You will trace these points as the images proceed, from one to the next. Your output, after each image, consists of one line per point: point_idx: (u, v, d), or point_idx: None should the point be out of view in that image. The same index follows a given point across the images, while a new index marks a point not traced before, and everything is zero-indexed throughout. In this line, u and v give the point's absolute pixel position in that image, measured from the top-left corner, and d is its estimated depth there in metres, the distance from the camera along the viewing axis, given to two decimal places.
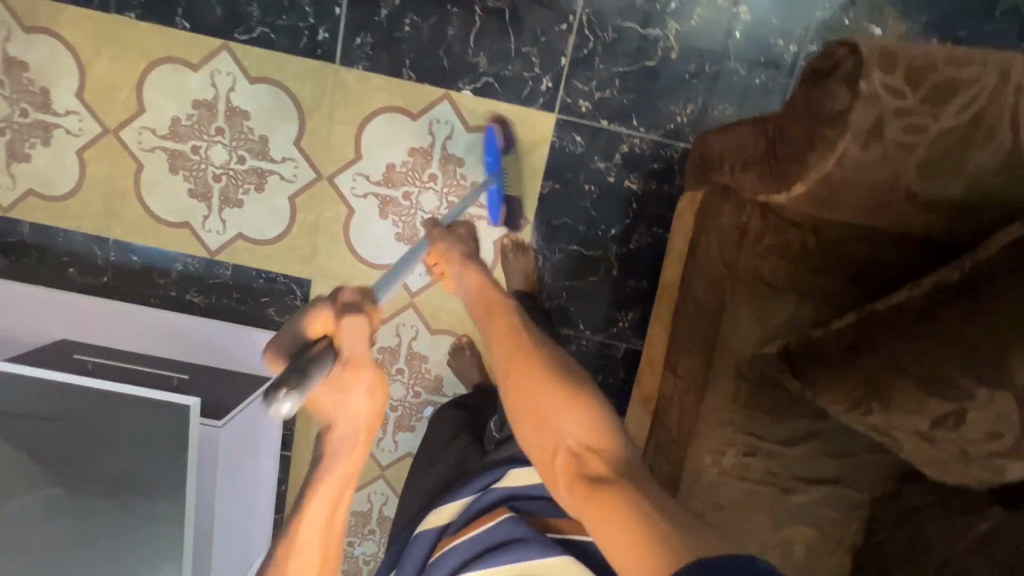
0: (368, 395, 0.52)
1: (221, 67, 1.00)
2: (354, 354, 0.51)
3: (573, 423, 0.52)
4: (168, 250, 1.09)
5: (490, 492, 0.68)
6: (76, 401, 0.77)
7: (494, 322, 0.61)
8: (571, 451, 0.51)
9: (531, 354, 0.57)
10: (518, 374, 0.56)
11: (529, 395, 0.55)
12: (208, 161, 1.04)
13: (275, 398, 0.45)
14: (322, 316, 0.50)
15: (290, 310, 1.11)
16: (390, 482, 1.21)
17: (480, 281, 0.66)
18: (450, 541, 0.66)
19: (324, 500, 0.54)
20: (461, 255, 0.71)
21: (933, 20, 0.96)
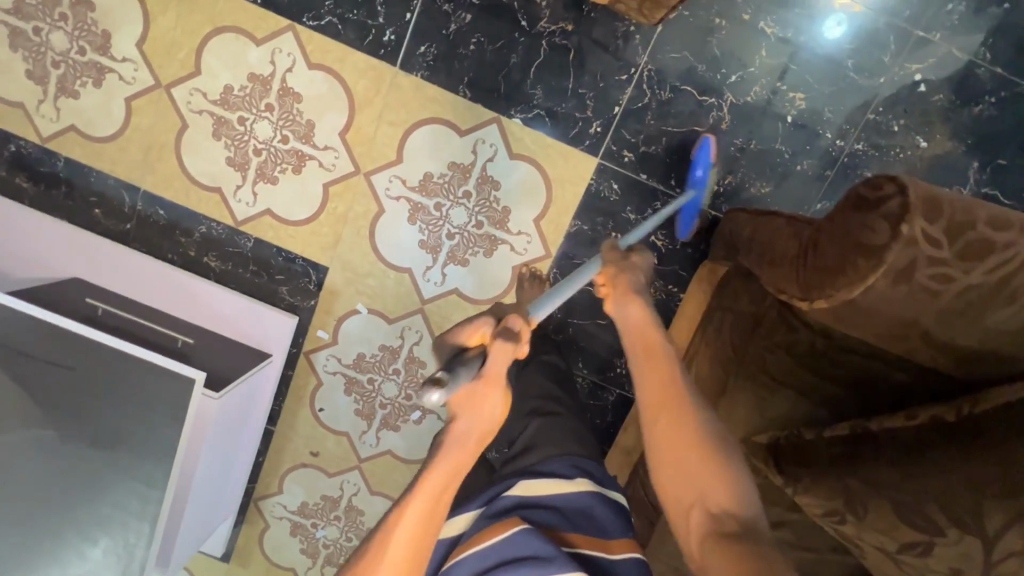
0: (499, 404, 0.53)
1: (283, 47, 1.01)
2: (492, 371, 0.53)
3: (714, 483, 0.56)
4: (195, 211, 1.10)
5: (502, 501, 0.62)
6: (86, 352, 0.80)
7: (650, 366, 0.63)
8: (707, 511, 0.55)
9: (683, 409, 0.60)
10: (667, 423, 0.59)
11: (671, 443, 0.59)
12: (252, 134, 1.05)
13: (431, 387, 0.48)
14: (483, 326, 0.57)
15: (302, 292, 1.13)
16: (364, 474, 1.23)
17: (643, 317, 0.66)
18: (461, 552, 0.59)
19: (418, 510, 0.50)
20: (629, 283, 0.69)
21: (978, 143, 0.98)
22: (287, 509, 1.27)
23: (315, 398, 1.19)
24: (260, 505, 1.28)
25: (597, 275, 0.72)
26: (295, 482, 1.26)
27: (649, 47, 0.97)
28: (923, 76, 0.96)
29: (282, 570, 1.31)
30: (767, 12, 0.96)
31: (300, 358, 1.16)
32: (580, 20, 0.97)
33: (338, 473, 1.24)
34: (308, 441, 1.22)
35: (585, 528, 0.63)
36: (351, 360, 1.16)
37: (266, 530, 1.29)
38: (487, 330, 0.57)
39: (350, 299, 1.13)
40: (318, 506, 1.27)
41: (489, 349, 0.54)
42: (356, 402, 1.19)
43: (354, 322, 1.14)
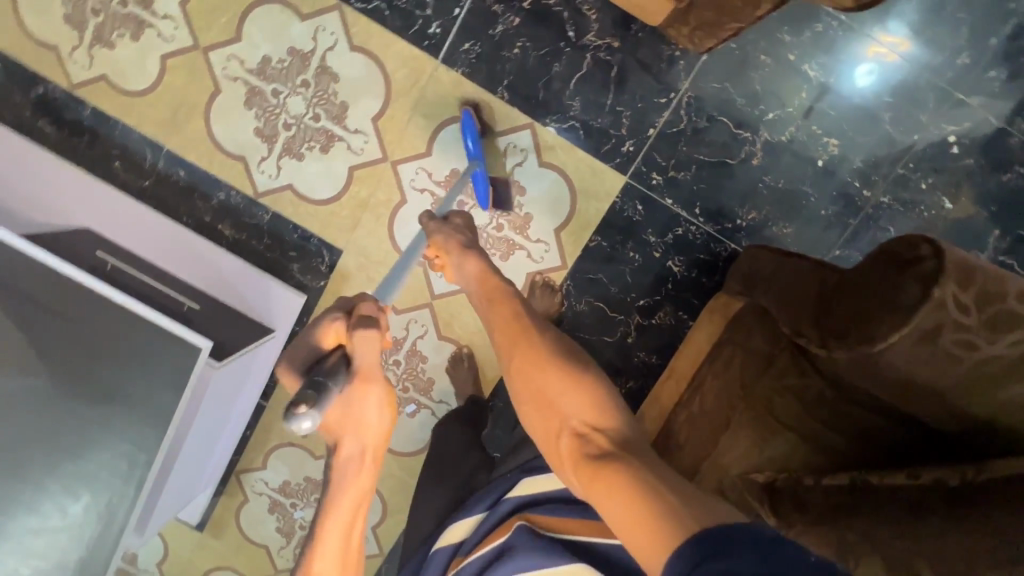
0: (376, 406, 0.53)
1: (328, 25, 1.01)
2: (364, 364, 0.53)
3: (574, 400, 0.52)
4: (216, 177, 1.09)
5: (502, 505, 0.66)
6: (96, 307, 0.80)
7: (497, 311, 0.63)
8: (576, 432, 0.51)
9: (524, 334, 0.58)
10: (523, 355, 0.56)
11: (523, 372, 0.56)
12: (284, 108, 1.04)
13: (293, 414, 0.46)
14: (335, 324, 0.54)
15: (313, 272, 1.12)
16: None
17: (482, 268, 0.71)
18: (469, 554, 0.66)
19: (340, 519, 0.53)
20: (459, 243, 0.77)
21: (1002, 211, 0.98)
22: (268, 486, 1.27)
23: None
24: (242, 478, 1.27)
25: (432, 249, 0.80)
26: (280, 460, 1.25)
27: (692, 74, 0.98)
28: (956, 139, 0.97)
29: (255, 547, 1.30)
30: (813, 55, 0.96)
31: (302, 337, 1.16)
32: (627, 39, 0.97)
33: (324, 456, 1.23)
34: None
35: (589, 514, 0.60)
36: None
37: (244, 504, 1.28)
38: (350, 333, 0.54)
39: (360, 285, 1.12)
40: (300, 487, 1.26)
41: (351, 348, 0.53)
42: None
43: None
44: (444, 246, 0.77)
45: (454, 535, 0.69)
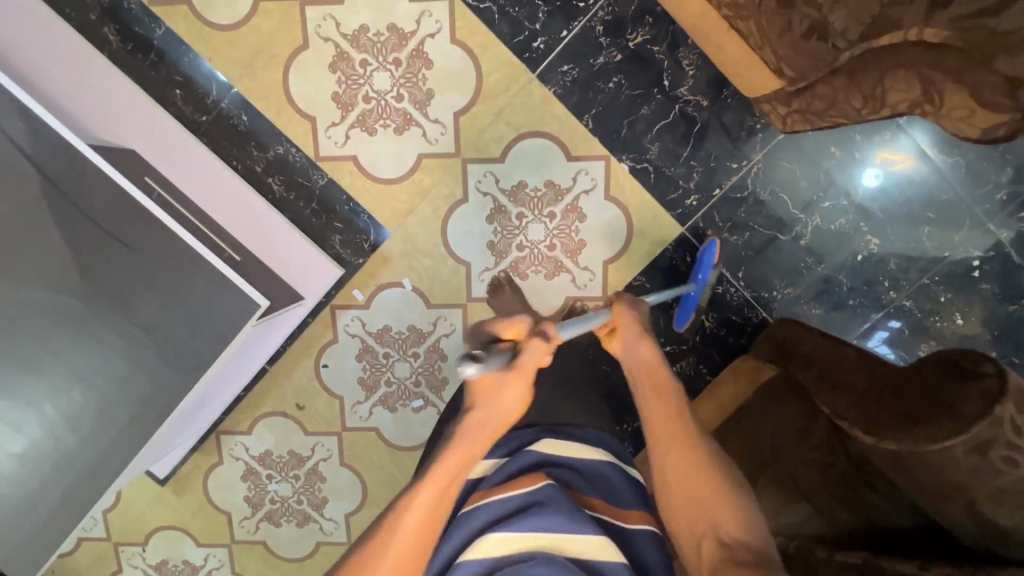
0: (517, 396, 0.64)
1: (434, 12, 1.00)
2: (522, 365, 0.62)
3: (721, 509, 0.64)
4: (280, 130, 1.06)
5: (526, 455, 0.69)
6: (155, 239, 0.76)
7: (656, 402, 0.72)
8: (720, 540, 0.62)
9: (687, 435, 0.69)
10: (677, 454, 0.68)
11: (680, 471, 0.67)
12: (369, 81, 1.03)
13: (468, 363, 0.54)
14: (519, 325, 0.64)
15: (354, 247, 1.10)
16: (342, 443, 1.19)
17: (654, 357, 0.75)
18: (481, 499, 0.66)
19: (432, 489, 0.60)
20: (639, 324, 0.77)
21: (1003, 337, 1.07)
22: (248, 452, 1.21)
23: (323, 353, 1.15)
24: (222, 439, 1.21)
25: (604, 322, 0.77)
26: (267, 428, 1.20)
27: (766, 149, 1.03)
28: (979, 266, 1.06)
29: (217, 512, 1.24)
30: (876, 159, 1.03)
31: (325, 309, 1.13)
32: (716, 101, 1.01)
33: (315, 434, 1.20)
34: (298, 392, 1.18)
35: (604, 493, 0.69)
36: (375, 329, 1.13)
37: (216, 466, 1.22)
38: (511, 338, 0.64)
39: (399, 271, 1.11)
40: (281, 460, 1.21)
41: (522, 346, 0.62)
42: (363, 370, 1.16)
43: (393, 294, 1.12)
44: (620, 318, 0.76)
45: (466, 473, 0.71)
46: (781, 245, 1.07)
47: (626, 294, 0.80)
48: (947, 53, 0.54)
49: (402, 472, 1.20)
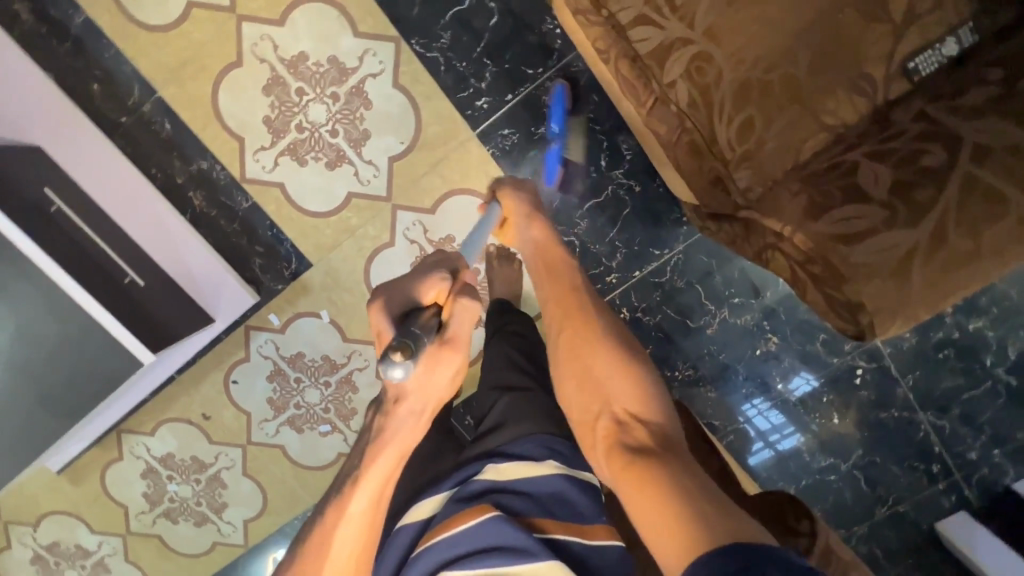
0: (449, 373, 0.59)
1: (378, 52, 0.97)
2: (454, 335, 0.60)
3: (622, 392, 0.65)
4: (206, 145, 1.02)
5: (473, 486, 0.66)
6: (35, 286, 0.74)
7: (551, 278, 0.76)
8: (617, 419, 0.63)
9: (585, 318, 0.71)
10: (569, 333, 0.70)
11: (558, 316, 0.72)
12: (303, 111, 1.00)
13: (392, 364, 0.51)
14: (443, 287, 0.63)
15: (274, 273, 1.09)
16: (246, 456, 1.22)
17: (542, 236, 0.78)
18: (432, 537, 0.63)
19: (372, 485, 0.61)
20: (529, 207, 0.80)
21: (869, 438, 1.18)
22: (150, 452, 1.23)
23: (233, 369, 1.16)
24: (124, 437, 1.22)
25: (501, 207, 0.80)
26: (170, 432, 1.22)
27: (689, 241, 1.07)
28: (862, 372, 1.15)
29: (113, 504, 1.26)
30: None
31: (240, 327, 1.13)
32: (647, 188, 1.03)
33: (219, 443, 1.22)
34: (205, 402, 1.19)
35: (561, 515, 0.65)
36: (289, 354, 1.15)
37: (116, 461, 1.24)
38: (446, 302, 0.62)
39: (317, 303, 1.11)
40: (183, 463, 1.23)
41: (449, 317, 0.61)
42: (273, 391, 1.17)
43: (310, 322, 1.12)
44: (508, 206, 0.80)
45: (419, 515, 0.68)
46: (691, 332, 1.12)
47: (506, 179, 0.84)
48: (811, 262, 0.57)
49: (303, 490, 1.23)
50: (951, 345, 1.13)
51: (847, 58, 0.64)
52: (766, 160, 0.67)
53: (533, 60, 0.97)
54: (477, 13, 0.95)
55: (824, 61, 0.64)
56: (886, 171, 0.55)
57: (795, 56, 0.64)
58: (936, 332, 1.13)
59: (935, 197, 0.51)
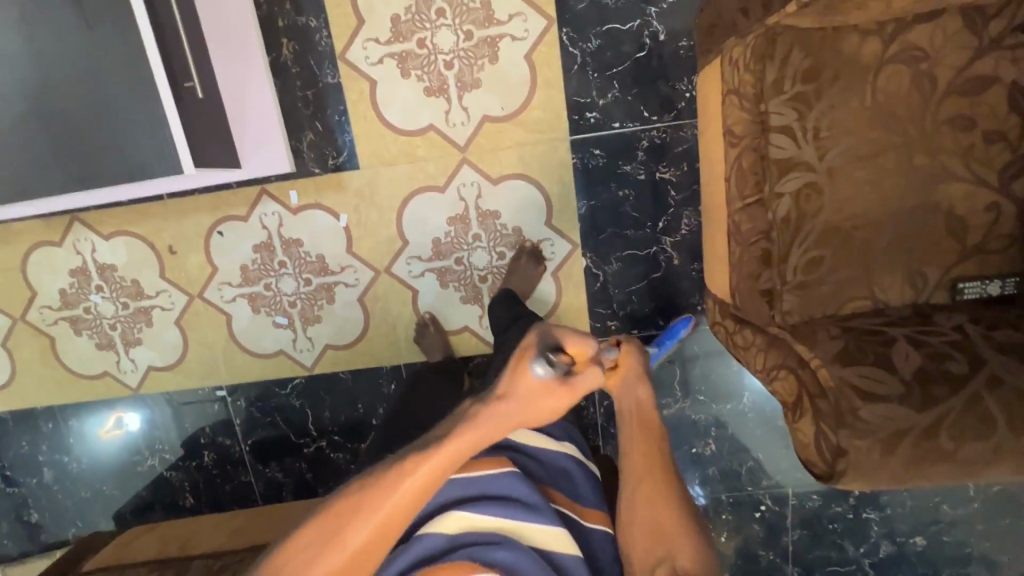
0: (553, 411, 0.58)
1: (529, 21, 0.99)
2: (577, 384, 0.58)
3: (680, 545, 0.67)
4: (326, 8, 0.99)
5: (492, 438, 0.72)
6: (122, 46, 0.73)
7: (643, 433, 0.73)
8: (673, 572, 0.65)
9: (663, 471, 0.71)
10: (648, 484, 0.70)
11: (635, 467, 0.72)
12: (433, 30, 1.00)
13: (540, 363, 0.56)
14: (587, 343, 0.59)
15: (319, 156, 1.06)
16: (189, 307, 1.16)
17: (648, 399, 0.74)
18: (446, 477, 0.66)
19: (436, 464, 0.57)
20: (639, 365, 0.75)
21: (736, 565, 1.28)
22: (92, 254, 1.14)
23: (225, 221, 1.11)
24: (74, 227, 1.13)
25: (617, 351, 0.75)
26: (124, 246, 1.14)
27: (692, 329, 1.13)
28: (763, 509, 1.25)
29: (25, 283, 1.16)
30: (756, 393, 1.17)
31: (255, 187, 1.09)
32: (683, 265, 1.09)
33: (168, 282, 1.15)
34: (177, 236, 1.13)
35: (563, 487, 0.72)
36: (287, 236, 1.11)
37: (52, 244, 1.14)
38: (523, 346, 0.59)
39: (342, 205, 1.09)
40: (120, 282, 1.16)
41: (581, 364, 0.58)
42: (251, 261, 1.13)
43: (325, 219, 1.10)
44: (625, 356, 0.74)
45: None
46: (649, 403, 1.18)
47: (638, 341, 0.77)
48: (823, 398, 0.63)
49: (227, 366, 1.20)
50: (841, 523, 1.25)
51: (918, 252, 0.73)
52: (816, 297, 0.74)
53: (654, 106, 1.01)
54: (631, 39, 0.98)
55: (900, 245, 0.73)
56: (917, 356, 0.62)
57: (880, 227, 0.72)
58: (836, 507, 1.25)
59: (947, 397, 0.59)
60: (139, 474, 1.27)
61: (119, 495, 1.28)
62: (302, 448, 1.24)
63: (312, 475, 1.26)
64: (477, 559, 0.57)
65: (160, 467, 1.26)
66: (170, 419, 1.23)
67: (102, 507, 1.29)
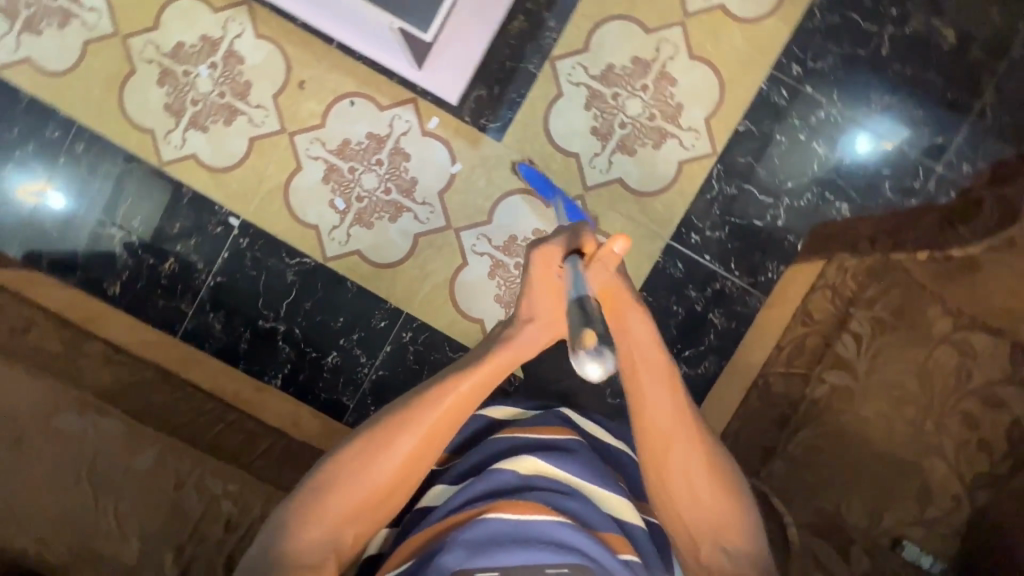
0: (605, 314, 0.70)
1: (700, 142, 1.14)
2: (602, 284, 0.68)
3: (714, 503, 0.66)
4: (569, 22, 1.14)
5: (553, 412, 0.72)
6: None
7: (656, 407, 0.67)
8: (708, 528, 0.66)
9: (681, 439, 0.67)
10: (659, 450, 0.67)
11: (654, 449, 0.67)
12: (630, 94, 1.14)
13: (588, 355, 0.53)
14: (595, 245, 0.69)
15: (478, 111, 1.15)
16: (273, 137, 1.16)
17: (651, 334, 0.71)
18: (512, 430, 0.67)
19: (459, 394, 0.68)
20: None
21: None
22: (234, 38, 1.16)
23: (363, 98, 1.16)
24: (239, 7, 1.15)
25: None
26: (264, 52, 1.16)
27: None
28: None
29: (156, 15, 1.15)
30: None
31: (411, 92, 1.15)
32: None
33: (274, 104, 1.16)
34: (315, 79, 1.16)
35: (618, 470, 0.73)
36: (402, 146, 1.16)
37: (208, 6, 1.15)
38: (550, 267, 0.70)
39: (464, 158, 1.16)
40: (235, 74, 1.16)
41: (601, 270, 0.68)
42: (357, 143, 1.17)
43: (443, 157, 1.16)
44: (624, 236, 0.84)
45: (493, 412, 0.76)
46: None
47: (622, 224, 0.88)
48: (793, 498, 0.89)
49: (260, 204, 1.17)
50: None
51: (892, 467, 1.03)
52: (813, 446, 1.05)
53: (741, 264, 1.14)
54: (758, 207, 1.14)
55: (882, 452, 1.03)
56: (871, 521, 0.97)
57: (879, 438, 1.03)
58: None
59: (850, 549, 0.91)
60: (88, 233, 1.17)
61: (55, 238, 1.17)
62: (259, 319, 1.18)
63: (244, 349, 1.18)
64: (551, 502, 0.56)
65: (117, 242, 1.17)
66: (136, 205, 1.17)
67: (26, 236, 1.17)
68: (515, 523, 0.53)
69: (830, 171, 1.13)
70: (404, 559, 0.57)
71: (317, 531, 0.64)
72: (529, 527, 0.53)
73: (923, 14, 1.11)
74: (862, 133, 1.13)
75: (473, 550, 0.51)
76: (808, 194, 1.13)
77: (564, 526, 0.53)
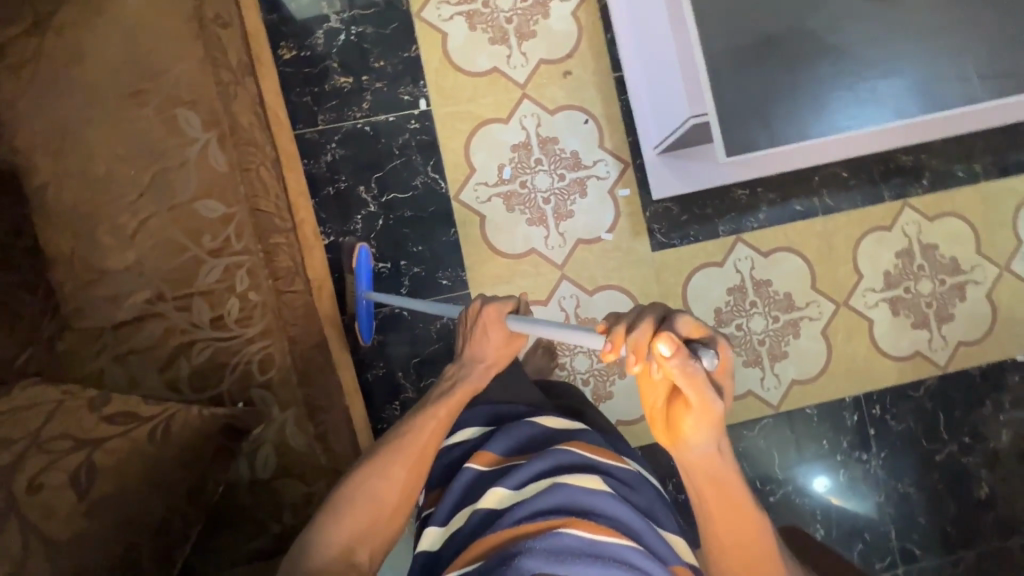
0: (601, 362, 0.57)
1: (775, 392, 1.22)
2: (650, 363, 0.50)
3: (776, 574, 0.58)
4: (772, 227, 1.23)
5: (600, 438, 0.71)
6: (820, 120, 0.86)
7: (706, 480, 0.56)
8: None
9: (736, 507, 0.57)
10: (715, 512, 0.57)
11: (710, 513, 0.57)
12: (763, 313, 1.23)
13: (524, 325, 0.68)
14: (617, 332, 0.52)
15: (659, 216, 1.21)
16: (510, 83, 1.20)
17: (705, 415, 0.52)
18: (576, 445, 0.66)
19: (445, 409, 0.74)
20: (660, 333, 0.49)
21: None
22: None
23: (595, 125, 1.21)
24: None
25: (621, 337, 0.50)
26: (565, 27, 1.21)
27: None
28: None
29: None
30: None
31: (630, 156, 1.21)
32: None
33: (534, 65, 1.21)
34: (578, 79, 1.21)
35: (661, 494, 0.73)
36: (587, 182, 1.20)
37: None
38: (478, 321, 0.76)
39: (618, 235, 1.21)
40: (530, 18, 1.21)
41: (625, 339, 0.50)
42: (560, 148, 1.21)
43: (605, 219, 1.20)
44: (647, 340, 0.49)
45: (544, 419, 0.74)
46: None
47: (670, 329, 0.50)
48: None
49: (451, 113, 1.19)
50: None
51: None
52: None
53: None
54: (769, 474, 1.21)
55: None
56: None
57: None
58: None
59: None
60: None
61: None
62: (362, 184, 1.16)
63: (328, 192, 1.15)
64: (619, 529, 0.56)
65: (323, 27, 1.16)
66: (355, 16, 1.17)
67: None
68: (589, 541, 0.54)
69: (833, 498, 1.22)
70: (477, 558, 0.56)
71: (337, 540, 0.64)
72: (602, 548, 0.53)
73: (981, 458, 1.24)
74: (824, 474, 1.22)
75: (552, 557, 0.52)
76: (809, 498, 1.21)
77: (633, 551, 0.54)
